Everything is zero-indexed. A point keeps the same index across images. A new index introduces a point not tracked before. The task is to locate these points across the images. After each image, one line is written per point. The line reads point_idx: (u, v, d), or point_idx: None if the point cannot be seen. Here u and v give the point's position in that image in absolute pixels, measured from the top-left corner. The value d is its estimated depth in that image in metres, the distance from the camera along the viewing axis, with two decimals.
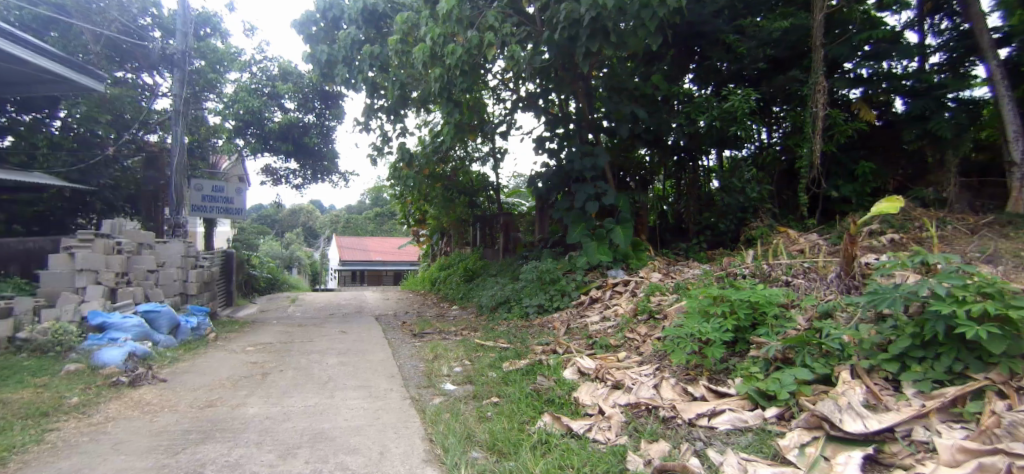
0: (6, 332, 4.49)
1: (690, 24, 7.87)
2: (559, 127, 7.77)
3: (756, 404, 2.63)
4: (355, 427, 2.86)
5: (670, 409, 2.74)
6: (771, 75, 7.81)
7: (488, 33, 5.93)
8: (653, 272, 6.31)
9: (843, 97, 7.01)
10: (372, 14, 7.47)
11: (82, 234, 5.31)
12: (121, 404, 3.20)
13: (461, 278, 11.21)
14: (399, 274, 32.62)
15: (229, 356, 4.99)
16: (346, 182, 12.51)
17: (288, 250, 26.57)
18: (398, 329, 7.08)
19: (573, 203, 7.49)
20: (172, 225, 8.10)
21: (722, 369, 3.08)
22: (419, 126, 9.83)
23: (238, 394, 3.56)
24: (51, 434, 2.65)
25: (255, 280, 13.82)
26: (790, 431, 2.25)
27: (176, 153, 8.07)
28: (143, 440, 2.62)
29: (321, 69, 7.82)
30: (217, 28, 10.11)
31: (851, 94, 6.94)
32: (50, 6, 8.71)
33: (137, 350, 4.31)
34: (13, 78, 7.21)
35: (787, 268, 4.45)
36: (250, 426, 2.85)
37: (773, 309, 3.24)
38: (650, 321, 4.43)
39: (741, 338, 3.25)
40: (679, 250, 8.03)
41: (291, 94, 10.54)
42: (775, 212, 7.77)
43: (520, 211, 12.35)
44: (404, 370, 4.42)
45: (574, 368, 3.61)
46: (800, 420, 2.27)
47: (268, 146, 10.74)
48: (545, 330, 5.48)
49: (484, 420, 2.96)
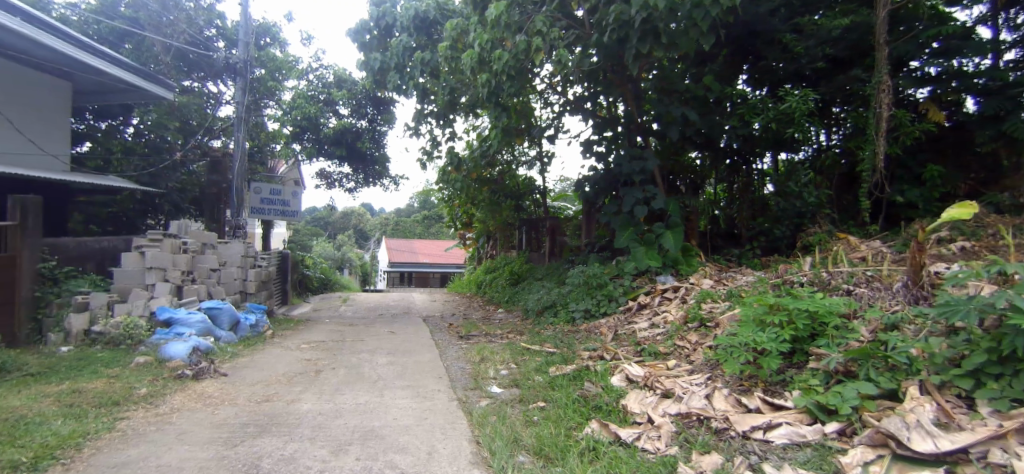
0: (83, 325, 4.96)
1: (745, 24, 7.68)
2: (607, 130, 7.90)
3: (815, 419, 2.49)
4: (404, 426, 2.91)
5: (723, 420, 2.64)
6: (829, 74, 7.54)
7: (536, 38, 5.92)
8: (705, 279, 6.09)
9: (909, 97, 6.69)
10: (422, 21, 7.68)
11: (153, 234, 5.67)
12: (185, 396, 3.36)
13: (508, 282, 11.39)
14: (445, 276, 33.22)
15: (285, 353, 5.19)
16: (396, 185, 12.87)
17: (340, 251, 27.56)
18: (445, 330, 7.21)
19: (621, 207, 7.52)
20: (232, 227, 8.57)
21: (779, 381, 2.97)
22: (467, 131, 10.03)
23: (293, 389, 3.69)
24: (122, 423, 2.81)
25: (308, 281, 14.37)
26: (851, 448, 2.13)
27: (237, 159, 8.51)
28: (204, 431, 2.73)
29: (374, 75, 8.17)
30: (276, 37, 10.92)
31: (918, 93, 6.60)
32: (125, 20, 9.37)
33: (200, 345, 4.54)
34: (97, 87, 8.31)
35: (848, 277, 4.27)
36: (305, 421, 2.94)
37: (834, 320, 3.14)
38: (702, 328, 4.34)
39: (799, 349, 3.14)
40: (732, 254, 7.90)
41: (345, 100, 10.84)
42: (835, 217, 7.66)
43: (566, 214, 12.36)
44: (452, 372, 4.48)
45: (621, 376, 3.55)
46: (862, 436, 2.14)
47: (324, 152, 11.12)
48: (592, 335, 5.44)
49: (531, 425, 2.94)
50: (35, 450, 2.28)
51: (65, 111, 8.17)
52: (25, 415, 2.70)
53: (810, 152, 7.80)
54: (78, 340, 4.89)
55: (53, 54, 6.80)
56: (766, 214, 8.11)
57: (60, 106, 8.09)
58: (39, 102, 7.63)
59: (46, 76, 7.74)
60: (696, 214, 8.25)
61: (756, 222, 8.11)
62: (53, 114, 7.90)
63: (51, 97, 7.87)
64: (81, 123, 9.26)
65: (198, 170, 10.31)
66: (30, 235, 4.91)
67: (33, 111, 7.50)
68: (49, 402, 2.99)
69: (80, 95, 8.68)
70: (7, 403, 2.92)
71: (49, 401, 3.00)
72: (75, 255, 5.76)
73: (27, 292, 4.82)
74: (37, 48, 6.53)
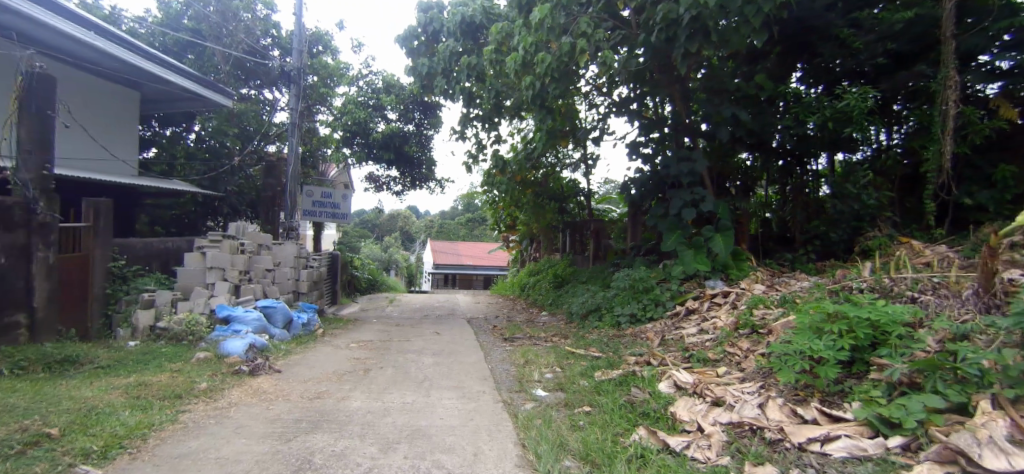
0: (149, 321, 5.21)
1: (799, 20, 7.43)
2: (654, 131, 7.85)
3: (877, 432, 2.35)
4: (450, 426, 2.95)
5: (778, 431, 2.53)
6: (891, 70, 7.24)
7: (581, 40, 5.89)
8: (756, 284, 6.07)
9: (977, 93, 6.33)
10: (469, 26, 7.77)
11: (213, 236, 6.02)
12: (242, 391, 3.51)
13: (552, 285, 11.42)
14: (489, 279, 33.44)
15: (335, 351, 5.35)
16: (442, 188, 13.11)
17: (387, 252, 28.29)
18: (489, 332, 7.27)
19: (668, 209, 7.40)
20: (286, 228, 9.10)
21: (837, 391, 2.84)
22: (512, 134, 10.12)
23: (342, 387, 3.79)
24: (183, 415, 2.95)
25: (356, 281, 14.84)
26: (917, 464, 2.00)
27: (292, 163, 8.90)
28: (260, 426, 2.84)
29: (421, 80, 8.33)
30: (328, 45, 11.42)
31: (987, 89, 6.27)
32: (189, 31, 9.99)
33: (256, 342, 4.74)
34: (161, 95, 8.81)
35: (911, 283, 4.08)
36: (354, 419, 3.02)
37: (897, 329, 2.98)
38: (753, 335, 4.27)
39: (859, 359, 3.00)
40: (784, 260, 7.77)
41: (393, 105, 11.20)
42: (897, 220, 7.40)
43: (611, 217, 12.24)
44: (496, 373, 4.52)
45: (669, 382, 3.48)
46: (929, 452, 2.01)
47: (372, 156, 11.33)
48: (638, 340, 5.37)
49: (577, 429, 2.92)
50: (106, 439, 2.42)
51: (133, 118, 8.74)
52: (96, 405, 2.88)
53: (868, 152, 7.60)
54: (144, 335, 5.13)
55: (121, 66, 7.27)
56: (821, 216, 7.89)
57: (130, 114, 8.67)
58: (110, 111, 8.18)
59: (118, 87, 8.30)
60: (746, 216, 8.25)
61: (811, 224, 7.87)
62: (123, 121, 8.46)
63: (122, 106, 8.43)
64: (149, 130, 9.99)
65: (255, 174, 10.85)
66: (101, 235, 5.30)
67: (105, 119, 8.06)
68: (119, 393, 3.18)
69: (148, 103, 9.27)
70: (82, 393, 3.12)
71: (118, 393, 3.19)
72: (143, 255, 6.12)
73: (98, 289, 5.26)
74: (107, 60, 7.00)
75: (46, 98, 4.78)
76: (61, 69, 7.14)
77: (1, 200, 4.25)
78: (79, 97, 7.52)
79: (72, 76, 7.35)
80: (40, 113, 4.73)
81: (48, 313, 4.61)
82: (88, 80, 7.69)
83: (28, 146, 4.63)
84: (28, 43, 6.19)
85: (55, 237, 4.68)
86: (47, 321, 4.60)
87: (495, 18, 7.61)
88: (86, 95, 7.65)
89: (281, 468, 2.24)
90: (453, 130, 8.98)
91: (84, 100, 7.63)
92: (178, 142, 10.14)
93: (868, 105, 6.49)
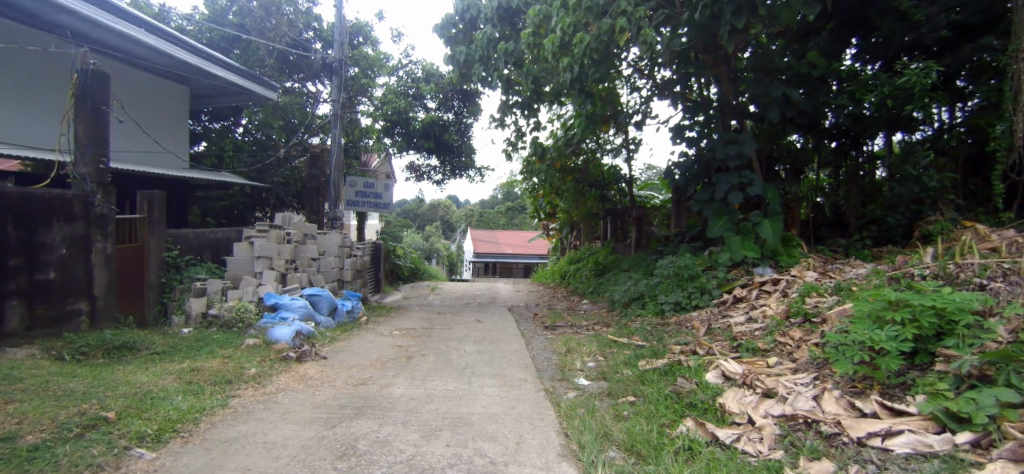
0: (201, 309, 5.43)
1: None
2: (700, 114, 7.63)
3: (944, 427, 2.20)
4: (493, 414, 2.94)
5: (835, 424, 2.40)
6: (956, 43, 6.75)
7: (621, 19, 5.72)
8: (808, 271, 5.89)
9: None
10: (506, 11, 7.66)
11: (261, 226, 6.24)
12: (289, 377, 3.61)
13: (592, 273, 11.35)
14: (529, 267, 33.60)
15: (377, 338, 5.44)
16: (481, 176, 13.12)
17: (429, 241, 28.82)
18: (531, 320, 7.29)
19: (715, 194, 7.18)
20: (331, 218, 9.37)
21: (899, 383, 2.68)
22: (551, 120, 10.02)
23: (386, 374, 3.85)
24: (233, 400, 3.05)
25: (398, 270, 15.17)
26: (990, 462, 1.84)
27: (334, 153, 9.13)
28: (307, 411, 2.91)
29: (460, 69, 8.30)
30: (368, 36, 11.47)
31: None
32: (234, 26, 10.23)
33: (302, 329, 4.88)
34: (212, 90, 9.17)
35: (980, 270, 3.83)
36: (398, 405, 3.06)
37: (965, 318, 2.76)
38: (805, 324, 4.13)
39: (923, 349, 2.81)
40: (838, 246, 7.49)
41: (433, 94, 11.24)
42: (961, 204, 6.88)
43: (653, 203, 11.98)
44: (538, 362, 4.51)
45: (717, 372, 3.38)
46: (1003, 449, 1.86)
47: (413, 145, 11.55)
48: (683, 328, 5.27)
49: (621, 419, 2.87)
50: (159, 423, 2.52)
51: (185, 114, 9.10)
52: (151, 389, 3.01)
53: (929, 132, 7.22)
54: (196, 322, 5.35)
55: (170, 62, 7.56)
56: (878, 199, 7.54)
57: (181, 109, 9.03)
58: (163, 107, 8.55)
59: (169, 83, 8.65)
60: (798, 201, 7.96)
61: (868, 208, 7.53)
62: (174, 117, 8.83)
63: (173, 102, 8.79)
64: (199, 124, 10.41)
65: (300, 165, 11.03)
66: (155, 227, 5.54)
67: (157, 115, 8.42)
68: (172, 378, 3.31)
69: (197, 98, 9.64)
70: (139, 378, 3.26)
71: (171, 378, 3.32)
72: (195, 244, 6.37)
73: (154, 278, 5.52)
74: (157, 56, 7.29)
75: (100, 93, 4.96)
76: (113, 66, 7.46)
77: (60, 194, 4.48)
78: (132, 94, 7.87)
79: (125, 74, 7.68)
80: (94, 109, 4.93)
81: (107, 301, 4.86)
82: (141, 77, 8.03)
83: (86, 140, 4.85)
84: (82, 41, 6.49)
85: (112, 229, 4.92)
86: (107, 308, 4.85)
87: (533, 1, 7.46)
88: (139, 92, 8.00)
89: (326, 454, 2.28)
90: (492, 117, 8.94)
91: (137, 97, 7.99)
92: (227, 135, 10.37)
93: (930, 81, 6.18)
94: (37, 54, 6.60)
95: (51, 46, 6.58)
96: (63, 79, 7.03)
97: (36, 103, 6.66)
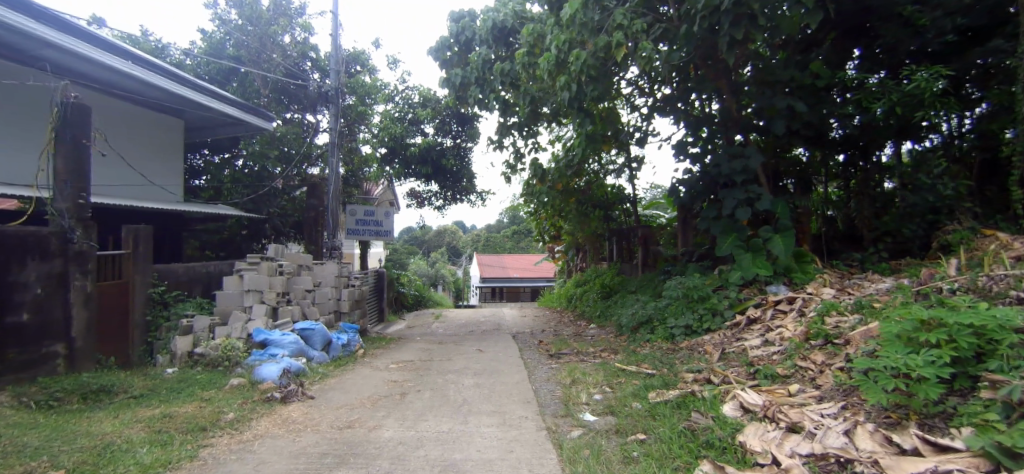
0: (187, 347, 5.23)
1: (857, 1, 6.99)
2: (702, 129, 7.48)
3: (998, 465, 1.87)
4: (488, 460, 2.66)
5: (871, 464, 2.09)
6: (964, 48, 6.68)
7: (616, 34, 5.64)
8: (825, 288, 5.60)
9: None
10: (500, 31, 7.63)
11: (251, 259, 6.05)
12: (270, 422, 3.36)
13: (599, 296, 11.04)
14: (536, 290, 33.13)
15: (373, 373, 5.18)
16: (482, 201, 13.00)
17: (435, 268, 28.58)
18: (536, 348, 6.97)
19: (721, 210, 6.96)
20: (330, 247, 9.16)
21: (938, 413, 2.38)
22: (551, 142, 9.93)
23: (376, 414, 3.59)
24: (204, 451, 2.80)
25: (402, 298, 14.91)
26: None
27: (332, 182, 9.03)
28: (282, 462, 2.64)
29: (455, 92, 8.23)
30: (365, 64, 11.59)
31: None
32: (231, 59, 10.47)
33: (291, 366, 4.64)
34: (205, 121, 9.18)
35: (1014, 280, 3.54)
36: (384, 452, 2.78)
37: (1008, 336, 2.45)
38: (827, 346, 3.84)
39: (962, 374, 2.50)
40: (853, 260, 7.19)
41: (430, 118, 11.23)
42: (979, 212, 6.70)
43: (659, 223, 11.75)
44: (540, 395, 4.23)
45: (735, 404, 3.09)
46: None
47: (411, 171, 11.45)
48: (696, 354, 4.96)
49: (630, 463, 2.58)
50: None
51: (179, 147, 9.12)
52: (116, 441, 2.78)
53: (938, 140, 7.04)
54: (182, 361, 5.15)
55: (158, 93, 7.55)
56: (891, 210, 7.28)
57: (174, 141, 9.06)
58: (152, 141, 8.52)
59: (160, 116, 8.67)
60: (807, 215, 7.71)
61: (881, 220, 7.27)
62: (166, 150, 8.85)
63: (164, 134, 8.82)
64: (199, 158, 10.54)
65: (300, 196, 11.02)
66: (140, 263, 5.41)
67: (146, 150, 8.40)
68: (140, 428, 3.07)
69: (192, 131, 9.69)
70: (104, 429, 3.03)
71: (140, 427, 3.09)
72: (185, 279, 6.22)
73: (138, 316, 5.35)
74: (147, 89, 7.30)
75: (81, 126, 4.89)
76: (100, 99, 7.44)
77: (35, 230, 4.37)
78: (123, 128, 7.89)
79: (112, 108, 7.67)
80: (73, 142, 4.84)
81: (86, 341, 4.67)
82: (130, 111, 8.06)
83: (65, 176, 4.78)
84: (63, 74, 6.49)
85: (93, 266, 4.77)
86: (86, 348, 4.66)
87: (528, 20, 7.62)
88: (128, 125, 8.03)
89: None
90: (490, 140, 8.83)
91: (127, 131, 8.00)
92: (227, 168, 10.38)
93: (939, 87, 6.09)
94: (12, 86, 6.55)
95: (29, 79, 6.58)
96: (40, 113, 7.01)
97: (13, 138, 6.64)
